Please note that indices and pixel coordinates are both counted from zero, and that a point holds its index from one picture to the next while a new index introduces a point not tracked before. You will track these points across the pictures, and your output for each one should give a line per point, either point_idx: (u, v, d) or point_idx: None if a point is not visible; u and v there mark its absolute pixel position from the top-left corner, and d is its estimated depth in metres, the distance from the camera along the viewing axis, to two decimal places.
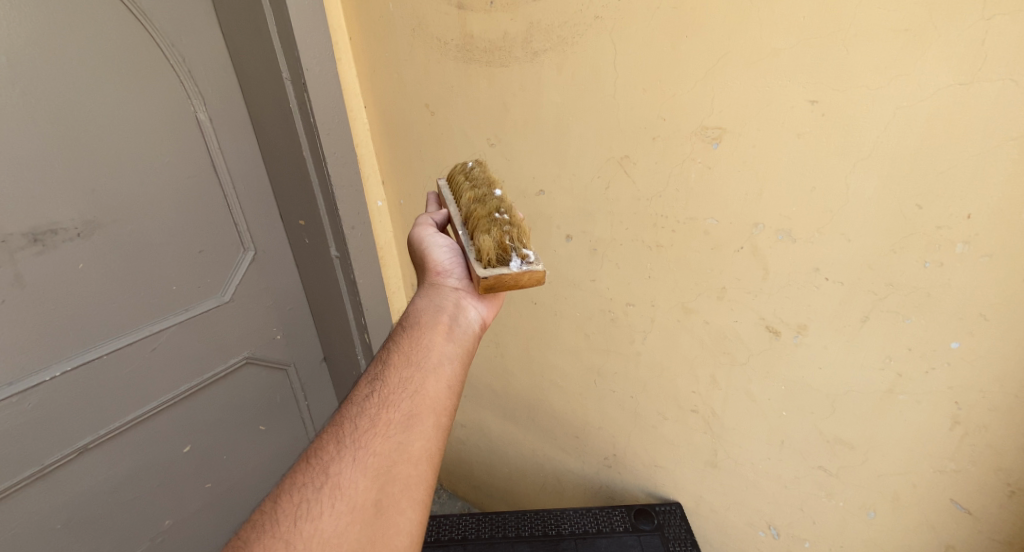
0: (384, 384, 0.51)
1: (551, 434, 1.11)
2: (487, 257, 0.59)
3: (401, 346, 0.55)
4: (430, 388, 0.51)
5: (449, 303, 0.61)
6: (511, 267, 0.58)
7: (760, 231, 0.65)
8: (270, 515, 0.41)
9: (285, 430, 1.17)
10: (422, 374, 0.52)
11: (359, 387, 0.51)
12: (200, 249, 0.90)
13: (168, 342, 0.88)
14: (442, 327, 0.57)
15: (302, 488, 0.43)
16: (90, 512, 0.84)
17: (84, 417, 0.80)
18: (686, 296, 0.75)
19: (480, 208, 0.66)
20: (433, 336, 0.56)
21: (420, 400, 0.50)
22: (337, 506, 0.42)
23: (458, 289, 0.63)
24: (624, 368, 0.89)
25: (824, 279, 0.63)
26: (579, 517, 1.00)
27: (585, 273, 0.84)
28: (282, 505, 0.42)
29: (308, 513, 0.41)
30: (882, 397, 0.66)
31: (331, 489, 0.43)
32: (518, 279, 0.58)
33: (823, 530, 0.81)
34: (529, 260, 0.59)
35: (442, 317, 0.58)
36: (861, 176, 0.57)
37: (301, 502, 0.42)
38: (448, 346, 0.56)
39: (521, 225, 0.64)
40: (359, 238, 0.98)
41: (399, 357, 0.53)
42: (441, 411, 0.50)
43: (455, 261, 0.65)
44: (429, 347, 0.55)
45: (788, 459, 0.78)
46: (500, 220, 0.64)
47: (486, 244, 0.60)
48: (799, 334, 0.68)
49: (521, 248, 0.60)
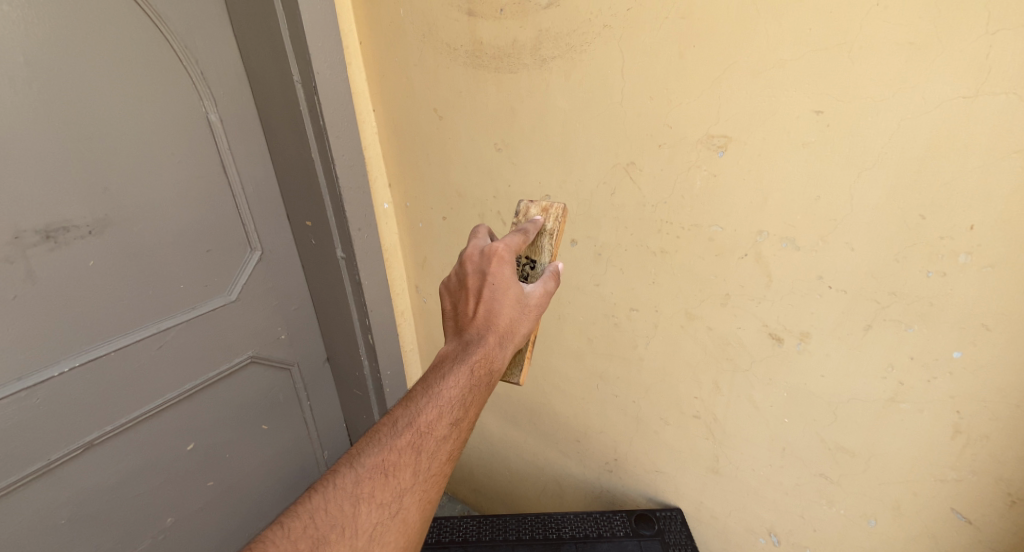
0: (457, 434, 0.52)
1: (553, 438, 1.11)
2: None
3: (481, 396, 0.54)
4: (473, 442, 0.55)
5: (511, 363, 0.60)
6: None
7: (764, 238, 0.65)
8: (349, 519, 0.45)
9: (287, 429, 1.18)
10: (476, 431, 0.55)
11: (440, 421, 0.51)
12: (207, 249, 0.91)
13: (174, 340, 0.89)
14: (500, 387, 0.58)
15: (377, 508, 0.46)
16: (93, 508, 0.85)
17: (89, 413, 0.81)
18: (689, 302, 0.75)
19: None
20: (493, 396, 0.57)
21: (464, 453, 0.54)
22: (397, 537, 0.47)
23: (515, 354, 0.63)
24: (627, 373, 0.90)
25: (827, 287, 0.64)
26: (580, 521, 1.00)
27: (589, 278, 0.85)
28: (359, 514, 0.45)
29: (379, 535, 0.46)
30: (884, 405, 0.66)
31: (398, 520, 0.47)
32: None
33: (824, 538, 0.81)
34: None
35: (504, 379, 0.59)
36: (865, 186, 0.57)
37: (376, 523, 0.46)
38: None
39: None
40: (365, 239, 0.98)
41: (475, 406, 0.54)
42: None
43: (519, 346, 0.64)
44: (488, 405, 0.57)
45: (789, 465, 0.78)
46: None
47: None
48: (802, 342, 0.69)
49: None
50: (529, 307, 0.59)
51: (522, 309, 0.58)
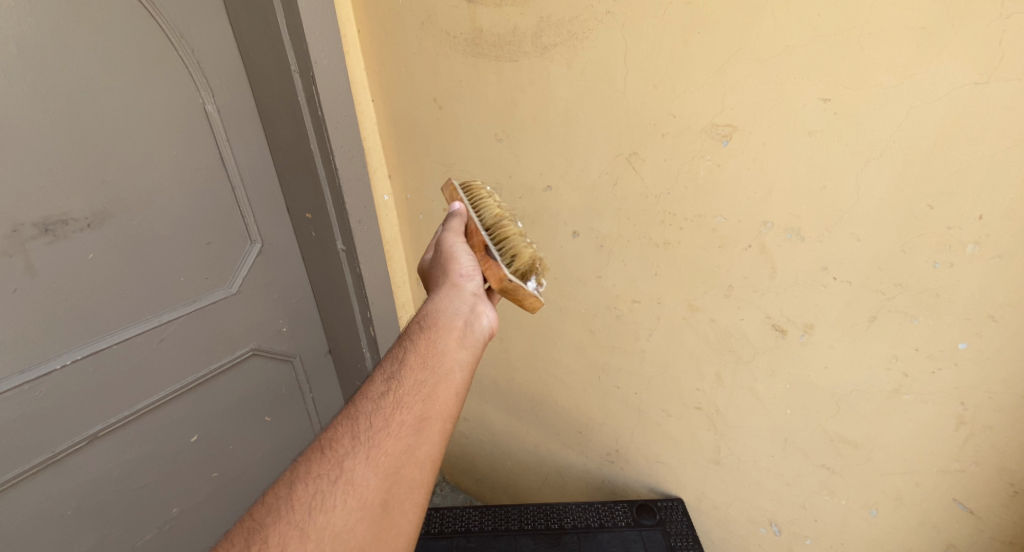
0: (399, 384, 0.50)
1: (554, 429, 1.11)
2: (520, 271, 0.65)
3: (417, 346, 0.54)
4: (444, 393, 0.51)
5: (466, 307, 0.60)
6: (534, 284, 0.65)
7: (769, 229, 0.65)
8: (283, 501, 0.41)
9: (291, 420, 1.20)
10: (438, 377, 0.51)
11: (374, 383, 0.50)
12: (207, 242, 0.90)
13: (175, 333, 0.89)
14: (458, 331, 0.57)
15: (316, 479, 0.42)
16: (98, 500, 0.85)
17: (92, 407, 0.81)
18: (692, 293, 0.75)
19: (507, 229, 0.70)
20: (447, 340, 0.55)
21: (434, 405, 0.49)
22: (349, 501, 0.41)
23: (478, 292, 0.63)
24: (629, 365, 0.89)
25: (832, 279, 0.63)
26: (581, 511, 1.01)
27: (591, 270, 0.84)
28: (296, 491, 0.41)
29: (322, 505, 0.41)
30: (887, 397, 0.66)
31: (345, 485, 0.42)
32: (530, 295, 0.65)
33: (825, 528, 0.81)
34: (541, 289, 0.67)
35: (460, 320, 0.58)
36: (872, 175, 0.56)
37: (315, 492, 0.41)
38: (460, 352, 0.55)
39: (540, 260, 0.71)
40: (365, 231, 0.98)
41: (416, 357, 0.53)
42: (450, 419, 0.50)
43: (476, 267, 0.65)
44: (445, 352, 0.54)
45: (791, 456, 0.79)
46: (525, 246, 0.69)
47: (528, 253, 0.66)
48: (805, 334, 0.68)
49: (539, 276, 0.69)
50: (441, 252, 0.67)
51: (438, 260, 0.67)
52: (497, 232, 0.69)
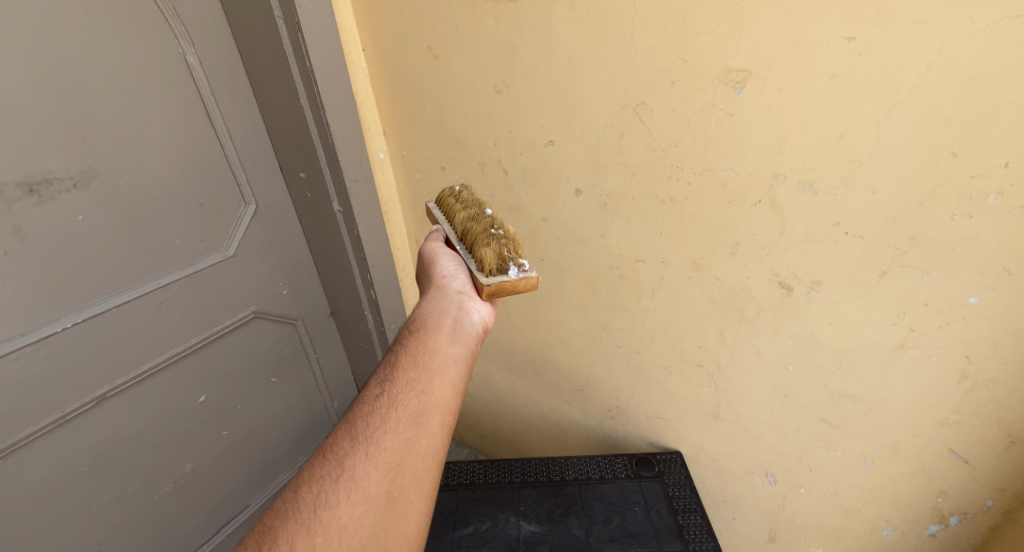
0: (393, 385, 0.53)
1: (556, 388, 1.13)
2: (490, 266, 0.68)
3: (408, 348, 0.57)
4: (437, 387, 0.53)
5: (453, 307, 0.64)
6: (511, 273, 0.67)
7: (781, 182, 0.62)
8: (291, 503, 0.44)
9: (297, 381, 1.24)
10: (429, 373, 0.54)
11: (370, 388, 0.54)
12: (200, 203, 0.88)
13: (175, 296, 0.89)
14: (446, 328, 0.60)
15: (319, 480, 0.45)
16: (111, 456, 0.90)
17: (98, 369, 0.83)
18: (697, 252, 0.73)
19: (476, 227, 0.74)
20: (437, 338, 0.58)
21: (427, 399, 0.52)
22: (351, 498, 0.44)
23: (462, 292, 0.67)
24: (631, 324, 0.89)
25: (844, 234, 0.61)
26: (582, 464, 1.07)
27: (594, 229, 0.82)
28: (302, 493, 0.45)
29: (326, 502, 0.44)
30: (892, 352, 0.65)
31: (347, 483, 0.45)
32: (516, 283, 0.67)
33: (819, 477, 0.84)
34: (525, 269, 0.68)
35: (447, 319, 0.61)
36: (894, 122, 0.53)
37: (319, 492, 0.44)
38: (451, 348, 0.58)
39: (515, 238, 0.73)
40: (361, 191, 0.95)
41: (408, 358, 0.56)
42: (446, 410, 0.52)
43: (459, 270, 0.70)
44: (435, 349, 0.57)
45: (790, 411, 0.80)
46: (496, 235, 0.72)
47: (488, 253, 0.68)
48: (812, 291, 0.67)
49: (516, 258, 0.70)
50: (424, 266, 0.74)
51: (423, 274, 0.73)
52: (469, 238, 0.74)
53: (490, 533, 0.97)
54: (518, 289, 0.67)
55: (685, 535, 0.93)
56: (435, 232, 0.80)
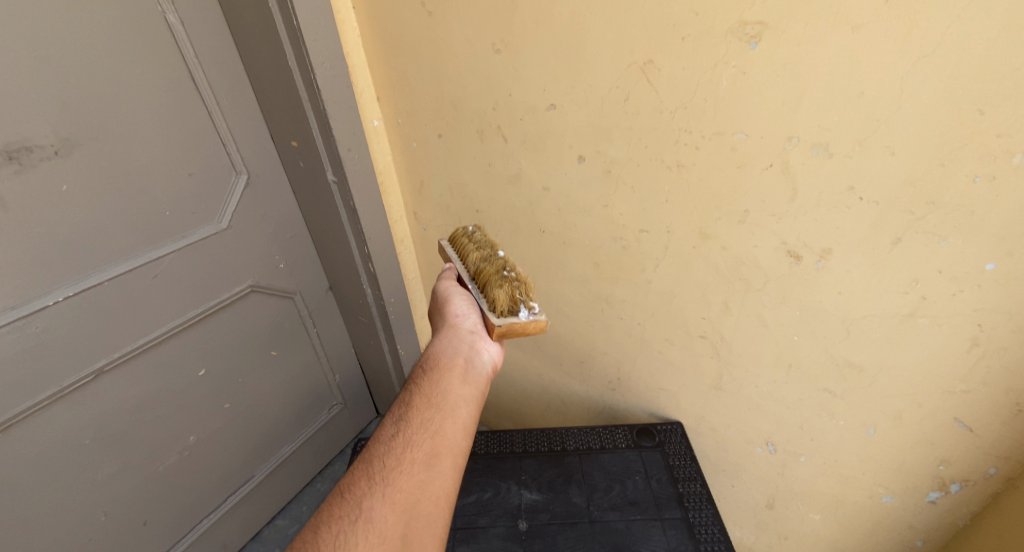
0: (408, 426, 0.58)
1: (557, 361, 1.13)
2: (501, 307, 0.71)
3: (422, 389, 0.62)
4: (450, 429, 0.58)
5: (464, 347, 0.69)
6: (521, 316, 0.71)
7: (794, 145, 0.60)
8: (312, 540, 0.48)
9: (297, 355, 1.24)
10: (442, 414, 0.59)
11: (386, 427, 0.58)
12: (190, 173, 0.87)
13: (168, 269, 0.89)
14: (458, 370, 0.65)
15: (340, 519, 0.49)
16: (112, 428, 0.91)
17: (96, 342, 0.83)
18: (703, 221, 0.71)
19: (488, 267, 0.77)
20: (449, 380, 0.63)
21: (441, 441, 0.57)
22: (369, 536, 0.48)
23: (473, 332, 0.72)
24: (633, 296, 0.88)
25: (858, 199, 0.59)
26: (583, 435, 1.08)
27: (597, 199, 0.80)
28: (322, 531, 0.48)
29: (345, 541, 0.47)
30: (902, 321, 0.64)
31: (365, 522, 0.49)
32: (526, 326, 0.71)
33: (820, 446, 0.84)
34: (535, 312, 0.72)
35: (459, 360, 0.66)
36: (919, 77, 0.50)
37: (338, 531, 0.48)
38: (463, 390, 0.63)
39: (526, 281, 0.77)
40: (356, 160, 0.92)
41: (422, 399, 0.61)
42: (458, 452, 0.57)
43: (470, 309, 0.75)
44: (448, 391, 0.62)
45: (794, 381, 0.79)
46: (508, 276, 0.76)
47: (501, 295, 0.72)
48: (821, 260, 0.65)
49: (527, 301, 0.73)
50: (437, 305, 0.79)
51: (435, 312, 0.78)
52: (481, 278, 0.77)
53: (492, 502, 0.98)
54: (527, 332, 0.71)
55: (685, 503, 0.94)
56: (447, 269, 0.84)
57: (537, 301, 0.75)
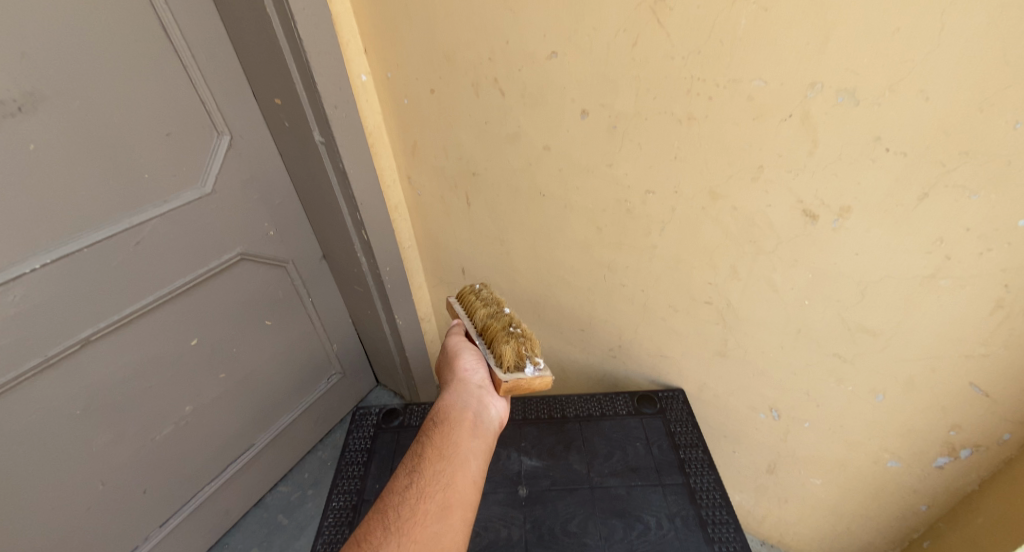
0: (421, 476, 0.59)
1: (557, 329, 1.10)
2: (507, 362, 0.72)
3: (434, 439, 0.63)
4: (461, 480, 0.59)
5: (474, 400, 0.70)
6: (527, 372, 0.71)
7: (817, 92, 0.55)
8: None
9: (292, 324, 1.22)
10: (453, 466, 0.60)
11: (399, 477, 0.59)
12: (167, 132, 0.82)
13: (152, 235, 0.86)
14: (468, 422, 0.66)
15: None
16: (104, 399, 0.90)
17: (80, 310, 0.81)
18: (714, 179, 0.67)
19: (496, 324, 0.78)
20: (460, 432, 0.64)
21: (452, 493, 0.57)
22: None
23: (481, 387, 0.72)
24: (637, 262, 0.85)
25: (884, 151, 0.55)
26: (583, 402, 1.07)
27: (601, 158, 0.75)
28: None
29: None
30: (922, 282, 0.61)
31: None
32: (532, 381, 0.71)
33: (826, 412, 0.83)
34: (541, 367, 0.73)
35: (468, 414, 0.67)
36: (962, 10, 0.46)
37: None
38: (473, 442, 0.64)
39: (532, 337, 0.77)
40: (344, 119, 0.86)
41: (434, 449, 0.62)
42: (469, 505, 0.58)
43: (479, 362, 0.76)
44: (459, 442, 0.63)
45: (802, 347, 0.77)
46: (514, 332, 0.76)
47: (507, 350, 0.72)
48: (839, 219, 0.61)
49: (533, 357, 0.74)
50: (446, 356, 0.80)
51: (444, 364, 0.79)
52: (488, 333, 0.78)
53: (492, 469, 0.97)
54: (532, 387, 0.71)
55: (686, 469, 0.94)
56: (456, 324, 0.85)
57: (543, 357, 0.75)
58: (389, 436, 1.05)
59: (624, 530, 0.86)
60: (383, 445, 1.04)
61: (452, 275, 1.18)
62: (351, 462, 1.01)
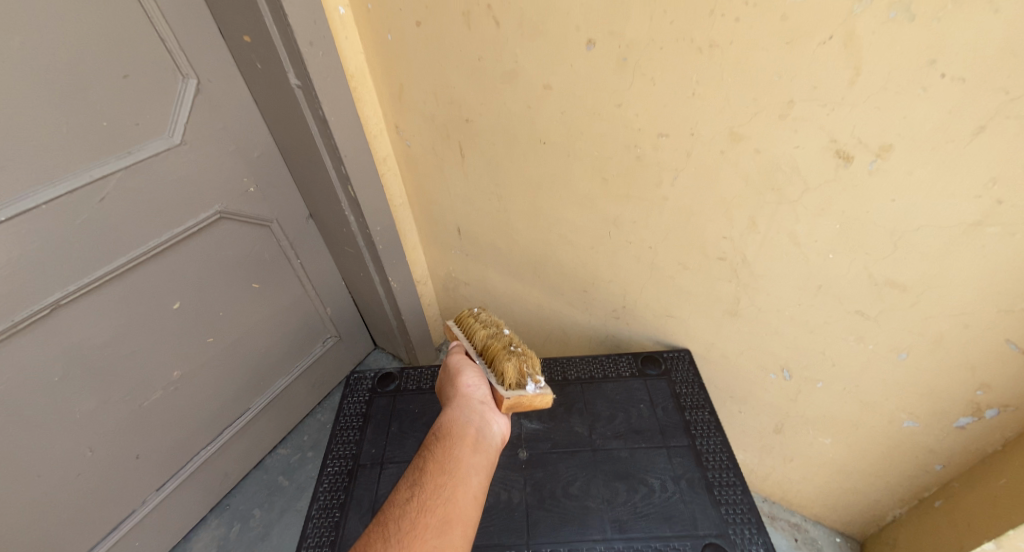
0: (422, 489, 0.56)
1: (559, 290, 1.05)
2: (509, 379, 0.69)
3: (435, 452, 0.60)
4: (462, 496, 0.56)
5: (476, 415, 0.67)
6: (529, 389, 0.68)
7: (865, 7, 0.48)
8: None
9: (280, 287, 1.16)
10: (454, 481, 0.57)
11: (400, 490, 0.56)
12: (125, 75, 0.74)
13: (118, 190, 0.79)
14: (470, 438, 0.63)
15: None
16: (83, 365, 0.86)
17: (46, 272, 0.76)
18: (737, 118, 0.61)
19: (495, 343, 0.76)
20: (462, 447, 0.61)
21: (453, 507, 0.55)
22: None
23: (484, 403, 0.69)
24: (645, 216, 0.78)
25: (939, 78, 0.49)
26: (586, 363, 1.04)
27: (609, 97, 0.68)
28: None
29: None
30: (965, 230, 0.56)
31: None
32: (534, 400, 0.69)
33: (842, 371, 0.79)
34: (542, 385, 0.70)
35: (470, 429, 0.64)
36: None
37: None
38: (476, 458, 0.61)
39: (532, 357, 0.75)
40: (322, 59, 0.78)
41: (435, 462, 0.59)
42: (470, 521, 0.55)
43: (481, 376, 0.73)
44: (460, 457, 0.60)
45: (821, 303, 0.72)
46: (515, 351, 0.74)
47: (509, 367, 0.70)
48: (877, 159, 0.56)
49: (535, 375, 0.71)
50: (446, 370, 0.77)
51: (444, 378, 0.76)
52: (488, 350, 0.75)
53: None
54: (535, 404, 0.69)
55: (691, 431, 0.91)
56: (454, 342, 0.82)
57: (544, 376, 0.73)
58: (385, 401, 1.02)
59: (628, 493, 0.84)
60: (378, 410, 1.00)
61: (447, 234, 1.12)
62: (346, 427, 0.98)
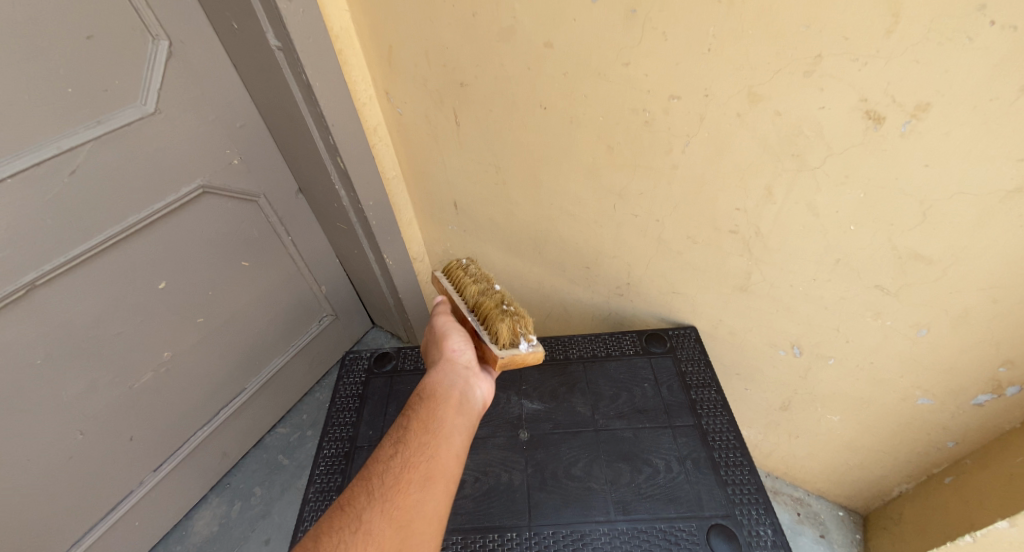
0: (406, 445, 0.53)
1: (560, 267, 1.01)
2: (503, 339, 0.66)
3: (420, 410, 0.58)
4: (447, 454, 0.54)
5: (461, 376, 0.64)
6: (523, 349, 0.66)
7: None
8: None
9: (272, 265, 1.12)
10: (439, 438, 0.55)
11: (383, 446, 0.54)
12: (90, 36, 0.68)
13: (90, 163, 0.74)
14: (456, 398, 0.60)
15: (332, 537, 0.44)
16: (65, 348, 0.82)
17: (18, 252, 0.71)
18: (757, 76, 0.55)
19: (486, 301, 0.72)
20: (448, 406, 0.59)
21: (438, 464, 0.52)
22: None
23: (469, 365, 0.66)
24: (653, 187, 0.74)
25: (987, 26, 0.43)
26: (588, 342, 1.00)
27: (615, 55, 0.62)
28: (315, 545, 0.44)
29: None
30: (1003, 198, 0.52)
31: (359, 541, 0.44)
32: (526, 358, 0.67)
33: (856, 348, 0.76)
34: (535, 344, 0.68)
35: (456, 390, 0.61)
36: None
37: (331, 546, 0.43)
38: (461, 417, 0.58)
39: (524, 314, 0.72)
40: (303, 17, 0.71)
41: (421, 419, 0.57)
42: (453, 479, 0.52)
43: (467, 339, 0.70)
44: (446, 415, 0.57)
45: (839, 278, 0.69)
46: (507, 309, 0.70)
47: (503, 327, 0.67)
48: (911, 121, 0.51)
49: (527, 334, 0.69)
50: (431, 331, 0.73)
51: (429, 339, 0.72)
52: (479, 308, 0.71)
53: (491, 413, 0.92)
54: (526, 364, 0.67)
55: (697, 410, 0.88)
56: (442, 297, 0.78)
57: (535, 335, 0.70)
58: (382, 381, 0.99)
59: (631, 473, 0.82)
60: (375, 391, 0.97)
61: (443, 209, 1.07)
62: (342, 408, 0.95)
